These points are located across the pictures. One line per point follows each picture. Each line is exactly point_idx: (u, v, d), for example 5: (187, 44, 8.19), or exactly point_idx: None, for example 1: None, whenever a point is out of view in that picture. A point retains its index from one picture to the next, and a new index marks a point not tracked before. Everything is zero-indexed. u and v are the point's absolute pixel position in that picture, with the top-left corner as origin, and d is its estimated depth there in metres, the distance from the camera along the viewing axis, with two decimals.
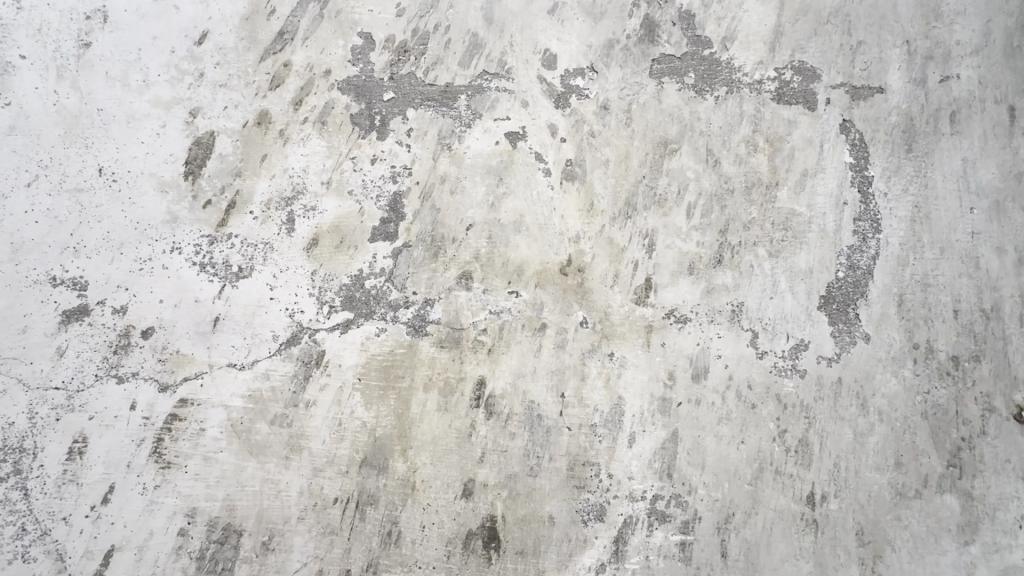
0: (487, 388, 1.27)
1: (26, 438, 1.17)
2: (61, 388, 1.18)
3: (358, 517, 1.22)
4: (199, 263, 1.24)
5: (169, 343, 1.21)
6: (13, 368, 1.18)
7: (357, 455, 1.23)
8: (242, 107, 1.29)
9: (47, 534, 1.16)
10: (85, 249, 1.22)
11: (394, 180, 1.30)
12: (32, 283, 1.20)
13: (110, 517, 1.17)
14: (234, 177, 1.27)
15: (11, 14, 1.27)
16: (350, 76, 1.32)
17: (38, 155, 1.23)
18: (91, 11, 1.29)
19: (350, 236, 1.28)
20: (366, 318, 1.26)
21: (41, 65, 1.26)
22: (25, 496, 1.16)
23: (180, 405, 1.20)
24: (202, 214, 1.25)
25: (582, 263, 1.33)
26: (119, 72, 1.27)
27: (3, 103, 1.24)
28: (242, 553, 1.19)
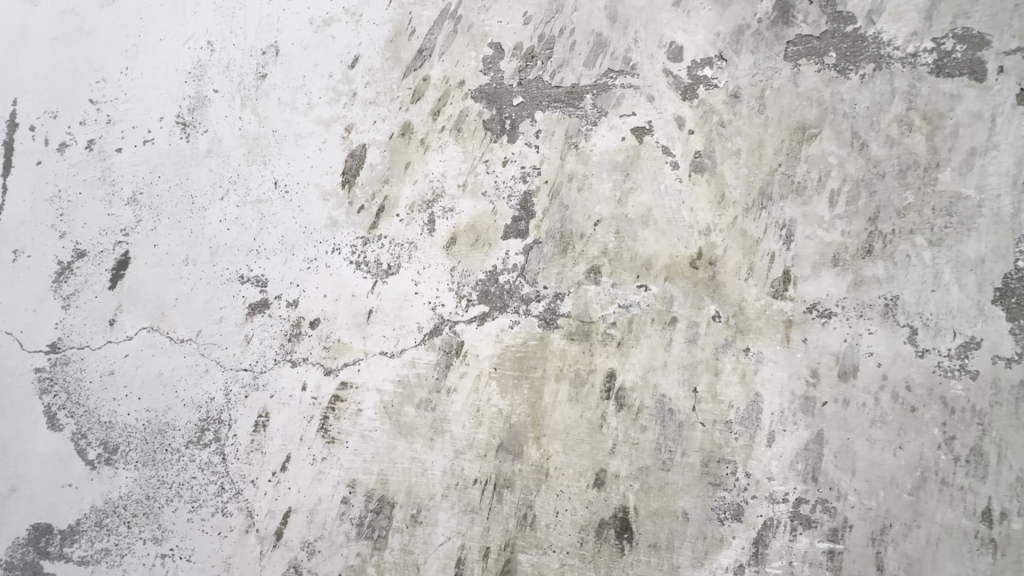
0: (618, 380, 1.29)
1: (223, 410, 1.38)
2: (249, 369, 1.39)
3: (495, 499, 1.29)
4: (355, 262, 1.39)
5: (332, 333, 1.37)
6: (214, 352, 1.40)
7: (495, 440, 1.30)
8: (389, 121, 1.43)
9: (240, 493, 1.35)
10: (265, 251, 1.42)
11: (524, 180, 1.37)
12: (226, 281, 1.42)
13: (287, 482, 1.35)
14: (383, 184, 1.40)
15: (206, 56, 1.51)
16: (482, 85, 1.41)
17: (228, 172, 1.46)
18: (265, 47, 1.49)
19: (485, 234, 1.36)
20: (500, 311, 1.33)
21: (230, 97, 1.49)
22: (223, 459, 1.37)
23: (341, 388, 1.35)
24: (357, 218, 1.40)
25: (713, 256, 1.30)
26: (288, 98, 1.47)
27: (202, 130, 1.48)
28: (394, 524, 1.31)
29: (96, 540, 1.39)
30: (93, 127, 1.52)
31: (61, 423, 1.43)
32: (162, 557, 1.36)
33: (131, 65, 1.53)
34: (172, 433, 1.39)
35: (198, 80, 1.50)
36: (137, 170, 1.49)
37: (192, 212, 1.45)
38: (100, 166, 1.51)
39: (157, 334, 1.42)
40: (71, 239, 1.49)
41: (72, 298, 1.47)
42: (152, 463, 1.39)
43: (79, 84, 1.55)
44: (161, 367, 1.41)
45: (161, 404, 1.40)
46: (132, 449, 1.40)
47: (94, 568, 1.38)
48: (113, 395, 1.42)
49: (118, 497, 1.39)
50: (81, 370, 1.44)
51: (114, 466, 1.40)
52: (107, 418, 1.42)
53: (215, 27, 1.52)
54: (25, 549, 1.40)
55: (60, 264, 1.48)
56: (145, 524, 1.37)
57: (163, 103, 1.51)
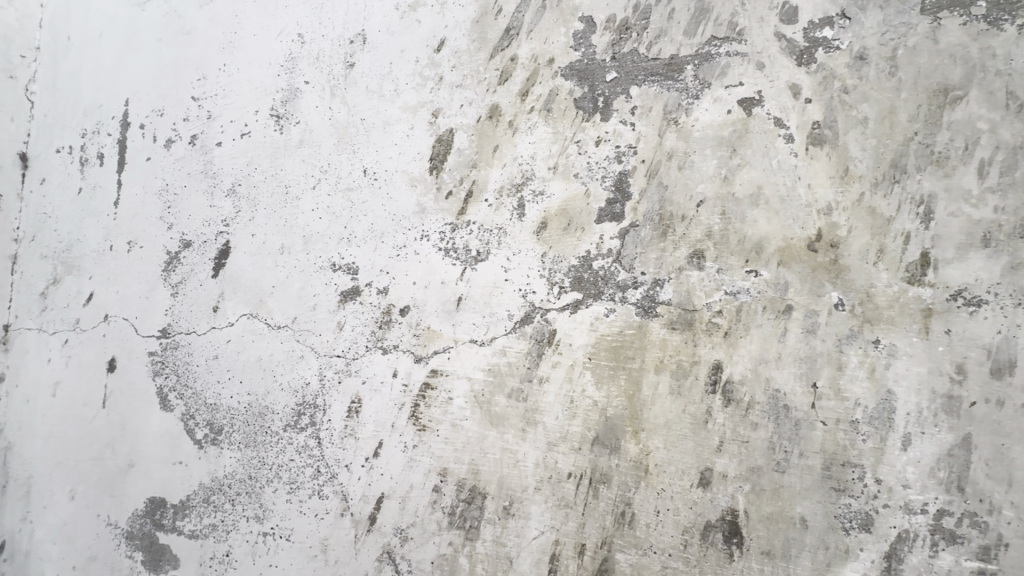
0: (725, 373, 1.19)
1: (318, 395, 1.41)
2: (342, 355, 1.40)
3: (591, 494, 1.23)
4: (444, 249, 1.37)
5: (421, 320, 1.36)
6: (308, 338, 1.43)
7: (590, 433, 1.24)
8: (476, 104, 1.39)
9: (335, 476, 1.38)
10: (355, 238, 1.43)
11: (619, 160, 1.29)
12: (319, 269, 1.44)
13: (380, 468, 1.35)
14: (471, 168, 1.37)
15: (297, 48, 1.54)
16: (573, 61, 1.34)
17: (319, 162, 1.48)
18: (353, 36, 1.50)
19: (578, 218, 1.30)
20: (595, 299, 1.27)
21: (320, 87, 1.51)
22: (319, 443, 1.40)
23: (431, 375, 1.34)
24: (445, 204, 1.38)
25: (835, 237, 1.17)
26: (376, 85, 1.47)
27: (294, 121, 1.51)
28: (486, 514, 1.28)
29: (204, 515, 1.46)
30: (195, 123, 1.59)
31: (172, 404, 1.51)
32: (263, 535, 1.41)
33: (228, 61, 1.59)
34: (271, 416, 1.44)
35: (289, 72, 1.54)
36: (236, 163, 1.54)
37: (286, 202, 1.49)
38: (202, 160, 1.58)
39: (256, 320, 1.47)
40: (178, 230, 1.57)
41: (179, 286, 1.55)
42: (253, 444, 1.44)
43: (182, 82, 1.62)
44: (260, 353, 1.46)
45: (260, 388, 1.45)
46: (235, 430, 1.46)
47: (203, 542, 1.45)
48: (218, 379, 1.49)
49: (223, 475, 1.45)
50: (188, 354, 1.52)
51: (219, 446, 1.46)
52: (213, 400, 1.49)
53: (305, 19, 1.54)
54: (143, 520, 1.50)
55: (168, 254, 1.57)
56: (248, 503, 1.43)
57: (258, 97, 1.55)
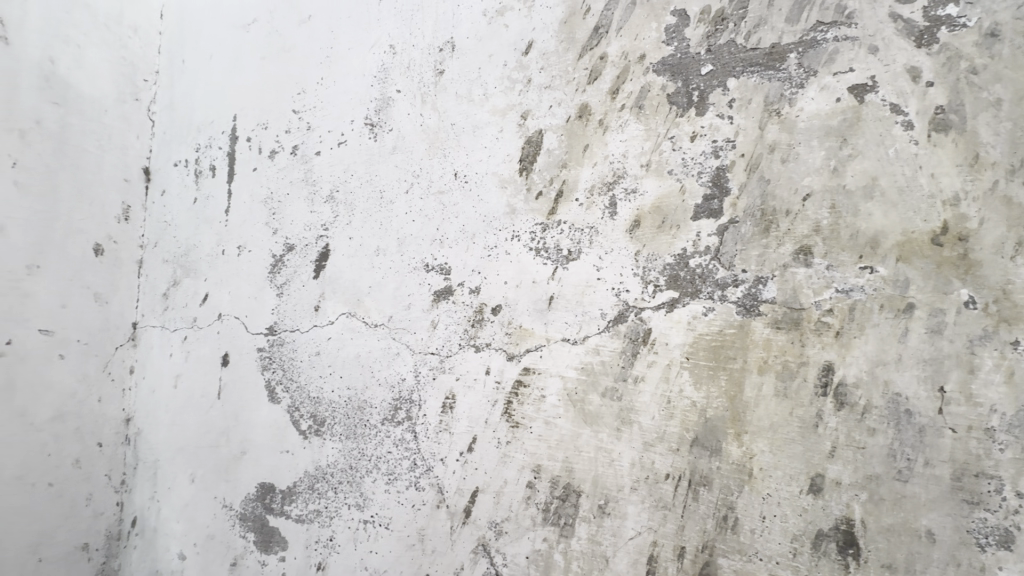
0: (837, 375, 1.13)
1: (413, 391, 1.47)
2: (436, 352, 1.45)
3: (691, 496, 1.21)
4: (535, 249, 1.38)
5: (513, 319, 1.38)
6: (404, 336, 1.49)
7: (688, 434, 1.22)
8: (565, 104, 1.40)
9: (431, 469, 1.43)
10: (447, 240, 1.47)
11: (717, 155, 1.25)
12: (413, 269, 1.50)
13: (475, 462, 1.39)
14: (561, 168, 1.38)
15: (390, 58, 1.61)
16: (665, 56, 1.32)
17: (412, 167, 1.54)
18: (442, 44, 1.55)
19: (673, 215, 1.28)
20: (692, 297, 1.24)
21: (411, 95, 1.57)
22: (415, 437, 1.45)
23: (524, 373, 1.36)
24: (535, 204, 1.40)
25: (963, 229, 1.09)
26: (465, 91, 1.51)
27: (387, 129, 1.58)
28: (581, 512, 1.29)
29: (309, 501, 1.56)
30: (296, 134, 1.70)
31: (279, 397, 1.63)
32: (364, 522, 1.49)
33: (325, 75, 1.69)
34: (370, 410, 1.51)
35: (382, 82, 1.61)
36: (334, 170, 1.64)
37: (381, 206, 1.56)
38: (303, 168, 1.68)
39: (354, 318, 1.55)
40: (282, 235, 1.68)
41: (284, 287, 1.66)
42: (353, 436, 1.52)
43: (284, 97, 1.74)
44: (358, 349, 1.54)
45: (359, 383, 1.53)
46: (336, 422, 1.54)
47: (309, 526, 1.55)
48: (320, 373, 1.58)
49: (326, 464, 1.54)
50: (293, 350, 1.63)
51: (322, 437, 1.56)
52: (316, 393, 1.58)
53: (396, 31, 1.61)
54: (255, 503, 1.62)
55: (273, 257, 1.68)
56: (349, 491, 1.51)
57: (353, 107, 1.64)
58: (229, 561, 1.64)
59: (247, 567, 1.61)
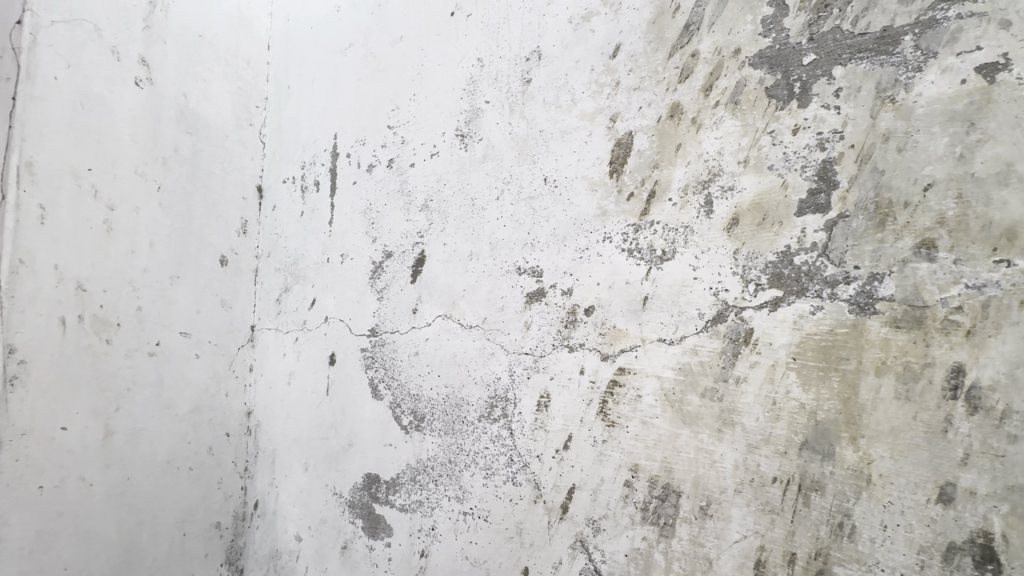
0: (969, 377, 1.04)
1: (509, 389, 1.52)
2: (530, 353, 1.50)
3: (801, 501, 1.17)
4: (628, 250, 1.40)
5: (607, 319, 1.40)
6: (498, 336, 1.55)
7: (797, 437, 1.18)
8: (655, 104, 1.40)
9: (528, 465, 1.48)
10: (538, 243, 1.52)
11: (822, 148, 1.20)
12: (505, 273, 1.56)
13: (571, 460, 1.42)
14: (652, 169, 1.38)
15: (478, 71, 1.68)
16: (762, 49, 1.28)
17: (502, 174, 1.60)
18: (529, 53, 1.60)
19: (774, 212, 1.24)
20: (797, 296, 1.20)
21: (500, 105, 1.63)
22: (511, 434, 1.51)
23: (619, 373, 1.38)
24: (627, 205, 1.41)
25: None
26: (553, 98, 1.55)
27: (477, 139, 1.66)
28: (682, 513, 1.28)
29: (411, 492, 1.66)
30: (392, 148, 1.82)
31: (382, 394, 1.75)
32: (464, 514, 1.56)
33: (417, 91, 1.79)
34: (467, 407, 1.59)
35: (471, 95, 1.69)
36: (427, 180, 1.73)
37: (473, 213, 1.64)
38: (398, 180, 1.80)
39: (450, 320, 1.64)
40: (381, 243, 1.81)
41: (384, 291, 1.78)
42: (452, 432, 1.60)
43: (379, 114, 1.87)
44: (454, 350, 1.62)
45: (456, 381, 1.61)
46: (436, 418, 1.63)
47: (412, 515, 1.65)
48: (419, 372, 1.68)
49: (427, 458, 1.64)
50: (393, 350, 1.74)
51: (423, 432, 1.65)
52: (415, 391, 1.69)
53: (483, 44, 1.68)
54: (362, 492, 1.75)
55: (374, 263, 1.81)
56: (449, 484, 1.59)
57: (444, 120, 1.73)
58: (340, 544, 1.78)
59: (356, 551, 1.75)
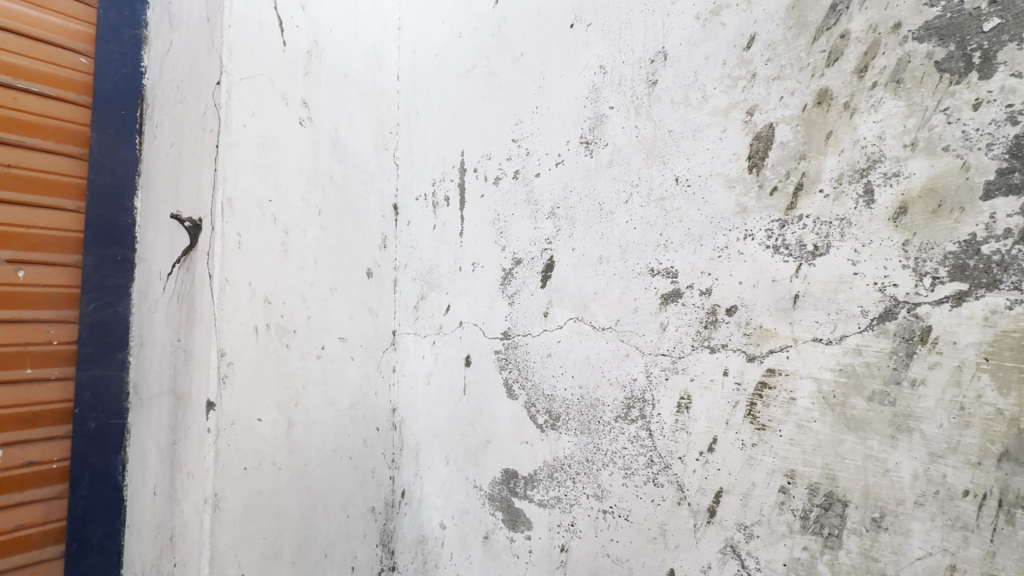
0: None
1: (646, 390, 1.53)
2: (667, 354, 1.50)
3: (1003, 519, 1.04)
4: (773, 246, 1.34)
5: (752, 319, 1.36)
6: (632, 338, 1.57)
7: (994, 447, 1.05)
8: (799, 93, 1.33)
9: (669, 467, 1.47)
10: (672, 244, 1.51)
11: (1014, 121, 1.06)
12: (637, 275, 1.57)
13: (717, 463, 1.40)
14: (799, 160, 1.32)
15: (600, 78, 1.72)
16: (930, 19, 1.16)
17: (631, 177, 1.61)
18: (654, 55, 1.60)
19: (952, 197, 1.12)
20: (988, 290, 1.07)
21: (625, 109, 1.65)
22: (651, 435, 1.51)
23: (768, 374, 1.33)
24: (770, 201, 1.36)
25: None
26: (682, 96, 1.53)
27: (602, 144, 1.69)
28: (849, 523, 1.20)
29: (550, 488, 1.73)
30: (517, 160, 1.92)
31: (516, 393, 1.84)
32: (603, 512, 1.60)
33: (539, 104, 1.87)
34: (603, 407, 1.62)
35: (595, 102, 1.72)
36: (553, 189, 1.80)
37: (601, 217, 1.67)
38: (524, 190, 1.89)
39: (582, 322, 1.69)
40: (510, 251, 1.91)
41: (515, 296, 1.88)
42: (588, 431, 1.65)
43: (503, 129, 1.97)
44: (588, 351, 1.67)
45: (591, 382, 1.65)
46: (571, 417, 1.69)
47: (551, 510, 1.72)
48: (553, 373, 1.75)
49: (564, 456, 1.70)
50: (526, 352, 1.83)
51: (559, 431, 1.72)
52: (549, 391, 1.75)
53: (605, 51, 1.71)
54: (501, 486, 1.86)
55: (503, 270, 1.92)
56: (587, 481, 1.64)
57: (567, 129, 1.78)
58: (482, 534, 1.91)
59: (497, 541, 1.86)
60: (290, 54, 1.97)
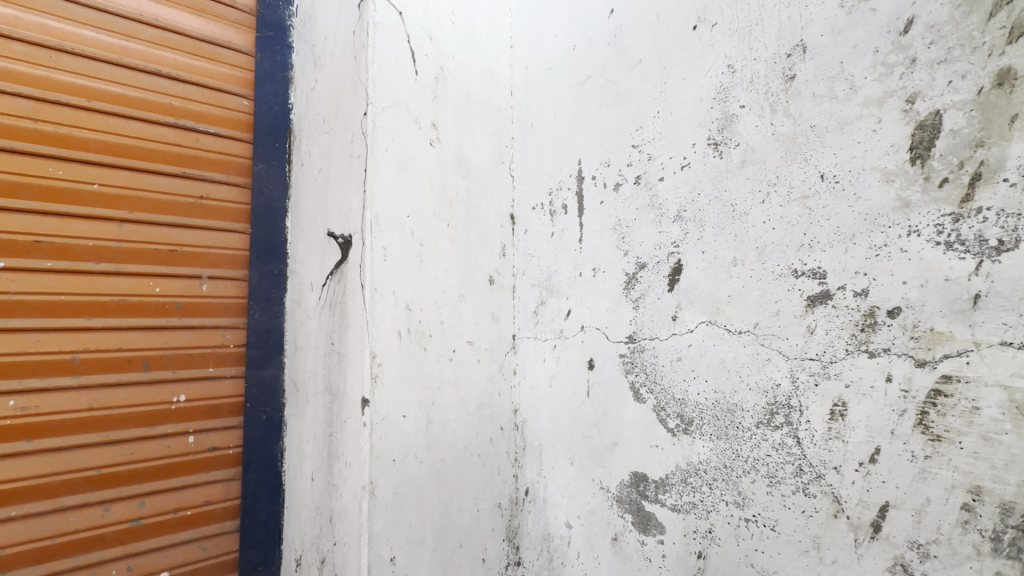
0: None
1: (792, 397, 1.48)
2: (816, 358, 1.43)
3: None
4: (944, 243, 1.24)
5: (921, 322, 1.26)
6: (774, 342, 1.52)
7: None
8: (973, 74, 1.21)
9: (823, 477, 1.40)
10: (819, 244, 1.45)
11: None
12: (779, 277, 1.52)
13: (880, 475, 1.31)
14: (975, 148, 1.20)
15: (729, 77, 1.69)
16: None
17: (767, 176, 1.57)
18: (790, 49, 1.55)
19: None
20: None
21: (758, 107, 1.61)
22: (799, 443, 1.46)
23: (943, 381, 1.22)
24: (939, 193, 1.25)
25: None
26: (825, 89, 1.46)
27: (733, 144, 1.66)
28: None
29: (684, 493, 1.72)
30: (638, 166, 1.94)
31: (644, 397, 1.85)
32: (745, 520, 1.56)
33: (661, 108, 1.88)
34: (741, 413, 1.58)
35: (723, 102, 1.70)
36: (679, 192, 1.80)
37: (734, 218, 1.64)
38: (647, 195, 1.90)
39: (715, 326, 1.67)
40: (632, 255, 1.93)
41: (640, 300, 1.89)
42: (725, 437, 1.61)
43: (623, 135, 2.01)
44: (722, 355, 1.64)
45: (727, 387, 1.62)
46: (706, 422, 1.66)
47: (685, 516, 1.71)
48: (684, 377, 1.74)
49: (698, 461, 1.68)
50: (654, 356, 1.83)
51: (692, 436, 1.70)
52: (680, 395, 1.74)
53: (734, 50, 1.68)
54: (629, 489, 1.88)
55: (627, 275, 1.94)
56: (726, 488, 1.60)
57: (693, 131, 1.77)
58: (610, 536, 1.94)
59: (627, 544, 1.88)
60: (421, 81, 2.16)
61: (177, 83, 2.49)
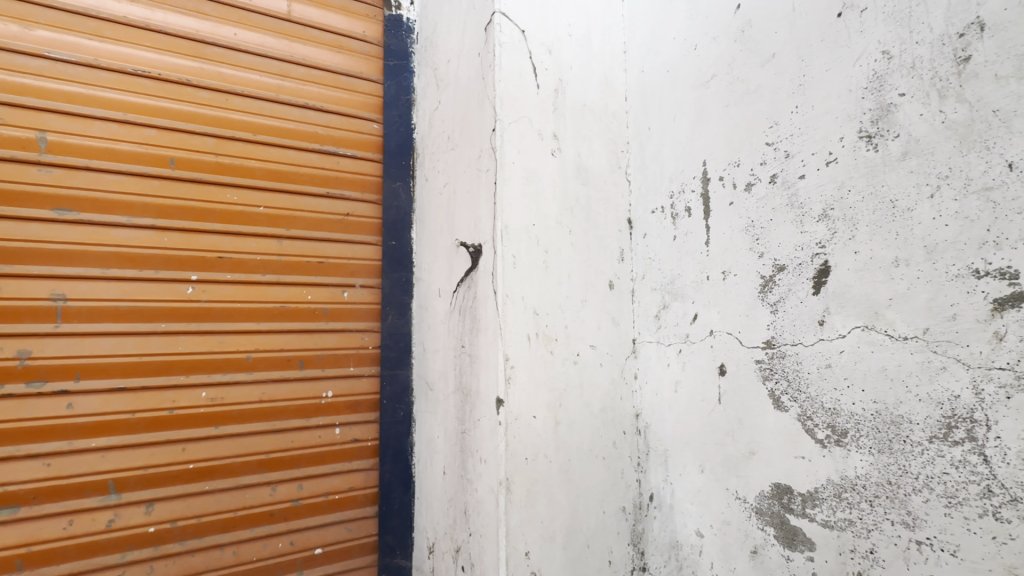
0: None
1: (975, 410, 1.34)
2: (1007, 368, 1.29)
3: None
4: None
5: None
6: (950, 350, 1.39)
7: None
8: None
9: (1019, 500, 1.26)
10: (1007, 240, 1.30)
11: None
12: (955, 278, 1.39)
13: None
14: None
15: (884, 64, 1.57)
16: None
17: (936, 168, 1.44)
18: (963, 28, 1.41)
19: None
20: None
21: (923, 94, 1.48)
22: (986, 461, 1.32)
23: None
24: None
25: None
26: (1012, 69, 1.32)
27: (892, 136, 1.54)
28: None
29: (837, 509, 1.62)
30: (773, 164, 1.87)
31: (786, 405, 1.77)
32: (917, 543, 1.44)
33: (800, 103, 1.79)
34: (909, 426, 1.46)
35: (877, 91, 1.59)
36: (824, 190, 1.70)
37: (895, 216, 1.52)
38: (786, 194, 1.82)
39: (873, 331, 1.56)
40: (769, 257, 1.86)
41: (779, 304, 1.82)
42: (889, 451, 1.50)
43: (755, 133, 1.94)
44: (883, 363, 1.53)
45: (890, 397, 1.51)
46: (863, 434, 1.56)
47: (840, 533, 1.61)
48: (834, 386, 1.64)
49: (856, 476, 1.57)
50: (797, 362, 1.75)
51: (846, 448, 1.60)
52: (831, 404, 1.65)
53: (889, 35, 1.57)
54: (770, 501, 1.80)
55: (762, 277, 1.87)
56: (891, 507, 1.49)
57: (840, 124, 1.67)
58: (749, 548, 1.87)
59: (770, 558, 1.80)
60: (542, 94, 2.24)
61: (321, 113, 2.80)
